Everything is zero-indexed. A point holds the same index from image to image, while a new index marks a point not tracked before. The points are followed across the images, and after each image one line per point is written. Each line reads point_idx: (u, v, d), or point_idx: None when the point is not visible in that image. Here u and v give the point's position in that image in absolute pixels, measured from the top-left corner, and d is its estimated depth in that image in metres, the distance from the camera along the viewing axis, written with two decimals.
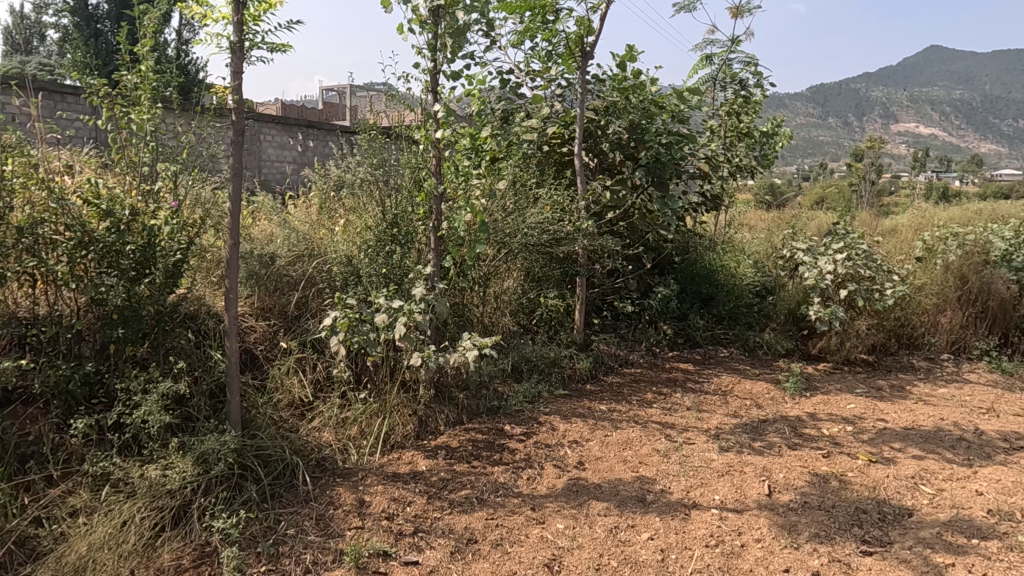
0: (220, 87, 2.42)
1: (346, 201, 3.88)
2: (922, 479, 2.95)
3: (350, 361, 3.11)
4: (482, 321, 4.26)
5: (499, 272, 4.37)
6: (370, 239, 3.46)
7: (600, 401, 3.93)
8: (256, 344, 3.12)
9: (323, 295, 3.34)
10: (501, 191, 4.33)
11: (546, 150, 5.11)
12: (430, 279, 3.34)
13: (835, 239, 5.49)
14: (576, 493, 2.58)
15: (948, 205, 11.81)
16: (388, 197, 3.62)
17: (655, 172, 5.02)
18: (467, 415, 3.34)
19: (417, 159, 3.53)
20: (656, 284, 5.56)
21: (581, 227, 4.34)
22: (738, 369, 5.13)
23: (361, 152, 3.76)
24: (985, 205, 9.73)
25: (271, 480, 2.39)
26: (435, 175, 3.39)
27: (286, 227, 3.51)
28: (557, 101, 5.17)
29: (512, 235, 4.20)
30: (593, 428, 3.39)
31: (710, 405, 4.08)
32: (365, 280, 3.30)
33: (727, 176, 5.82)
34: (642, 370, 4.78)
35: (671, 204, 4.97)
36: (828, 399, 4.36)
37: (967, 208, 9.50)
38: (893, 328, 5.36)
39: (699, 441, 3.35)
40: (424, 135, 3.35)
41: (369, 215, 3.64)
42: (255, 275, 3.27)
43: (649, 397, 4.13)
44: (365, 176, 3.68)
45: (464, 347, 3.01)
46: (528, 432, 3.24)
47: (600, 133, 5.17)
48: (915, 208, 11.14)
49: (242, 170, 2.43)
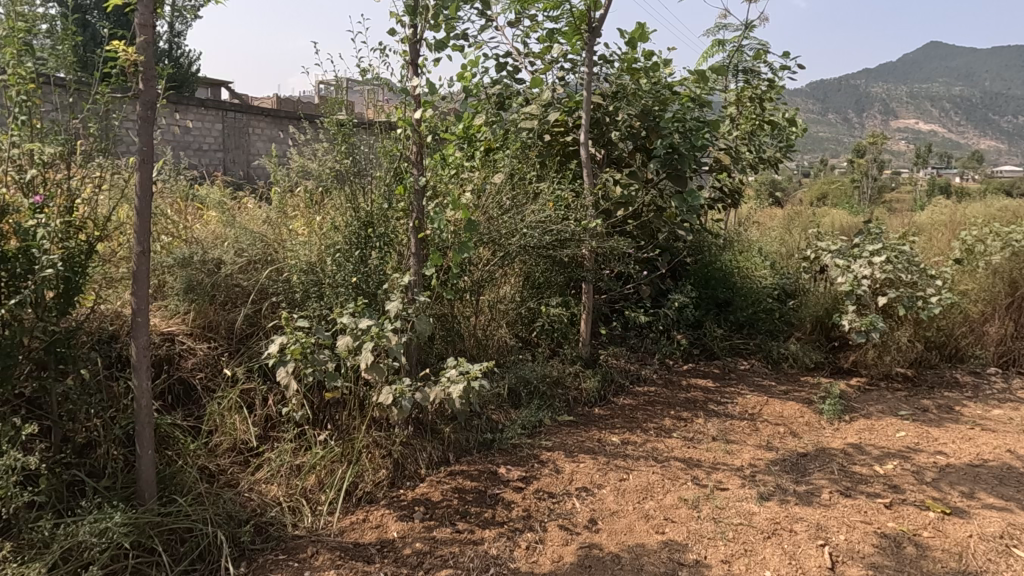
0: (119, 42, 1.83)
1: (307, 195, 3.26)
2: (1014, 540, 2.39)
3: (308, 394, 2.53)
4: (473, 335, 3.70)
5: (494, 278, 3.81)
6: (337, 242, 2.92)
7: (612, 430, 3.38)
8: (193, 373, 2.53)
9: (279, 311, 2.77)
10: (495, 185, 3.76)
11: (548, 139, 4.52)
12: (409, 290, 2.77)
13: (868, 240, 4.94)
14: (590, 571, 2.03)
15: (961, 201, 11.33)
16: (359, 191, 3.02)
17: (668, 163, 4.49)
18: (454, 453, 2.79)
19: (395, 146, 2.97)
20: (670, 289, 5.00)
21: (588, 227, 3.78)
22: (762, 386, 4.59)
23: (325, 136, 3.15)
24: (1006, 202, 9.17)
25: (185, 566, 1.86)
26: (415, 166, 2.86)
27: (238, 227, 2.95)
28: (559, 84, 4.59)
29: (507, 237, 3.64)
30: (606, 469, 2.84)
31: (739, 434, 3.52)
32: (329, 292, 2.75)
33: (748, 169, 5.24)
34: (656, 388, 4.23)
35: (691, 200, 4.44)
36: (872, 424, 3.79)
37: (988, 205, 8.93)
38: (936, 339, 4.80)
39: (732, 485, 2.80)
40: (404, 116, 2.79)
41: (337, 213, 3.06)
42: (195, 287, 2.70)
43: (668, 424, 3.57)
44: (331, 166, 3.08)
45: (448, 378, 2.45)
46: (527, 476, 2.68)
47: (608, 120, 4.57)
48: (939, 203, 10.43)
49: (153, 155, 1.85)
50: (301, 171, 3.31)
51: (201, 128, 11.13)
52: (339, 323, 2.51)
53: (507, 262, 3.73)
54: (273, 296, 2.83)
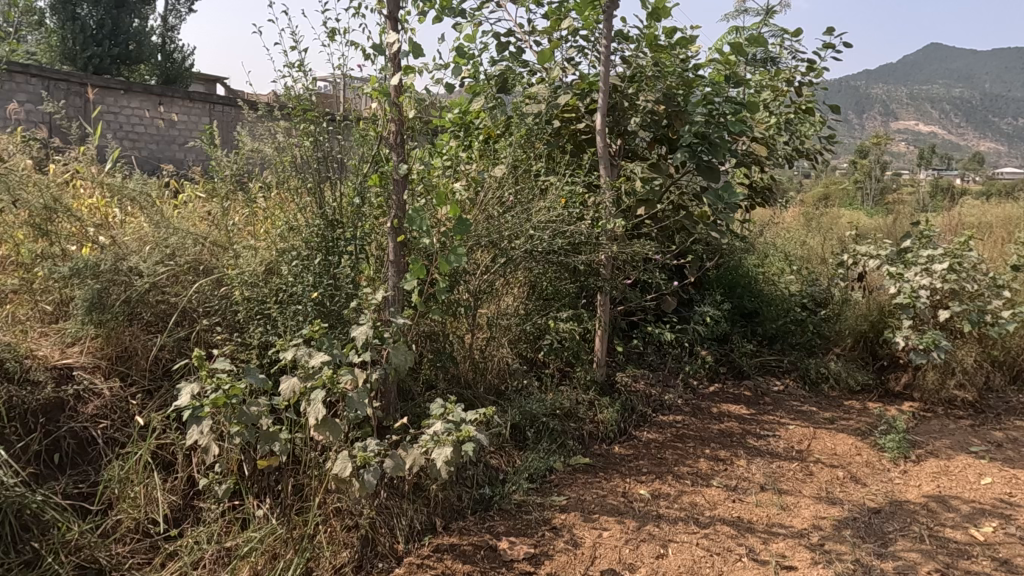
0: None
1: (252, 185, 2.59)
2: None
3: (241, 457, 1.91)
4: (470, 357, 3.13)
5: (494, 289, 3.19)
6: (295, 247, 2.31)
7: (639, 478, 2.77)
8: (94, 422, 1.95)
9: (213, 337, 2.17)
10: (497, 178, 3.13)
11: (557, 126, 3.87)
12: (385, 311, 2.16)
13: (920, 244, 4.35)
14: None
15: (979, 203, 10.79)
16: (324, 180, 2.40)
17: (695, 153, 3.82)
18: (442, 520, 2.19)
19: (372, 126, 2.35)
20: (696, 299, 4.38)
21: (608, 228, 3.17)
22: (802, 413, 3.98)
23: (275, 110, 2.49)
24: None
25: None
26: (394, 150, 2.25)
27: (171, 229, 2.34)
28: (570, 64, 3.96)
29: (511, 239, 3.02)
30: (638, 538, 2.24)
31: (791, 480, 2.90)
32: (287, 308, 2.18)
33: (781, 164, 4.63)
34: (684, 418, 3.61)
35: (727, 197, 3.80)
36: (946, 465, 3.19)
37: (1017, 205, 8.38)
38: (1002, 358, 4.19)
39: (801, 563, 2.17)
40: (381, 86, 2.23)
41: (297, 210, 2.43)
42: (103, 306, 2.09)
43: (704, 468, 2.96)
44: (288, 149, 2.44)
45: (433, 434, 1.83)
46: (538, 553, 2.09)
47: (628, 104, 3.94)
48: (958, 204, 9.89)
49: None
50: (250, 158, 2.66)
51: (186, 122, 10.42)
52: (287, 355, 1.88)
53: (511, 270, 3.10)
54: (208, 316, 2.21)
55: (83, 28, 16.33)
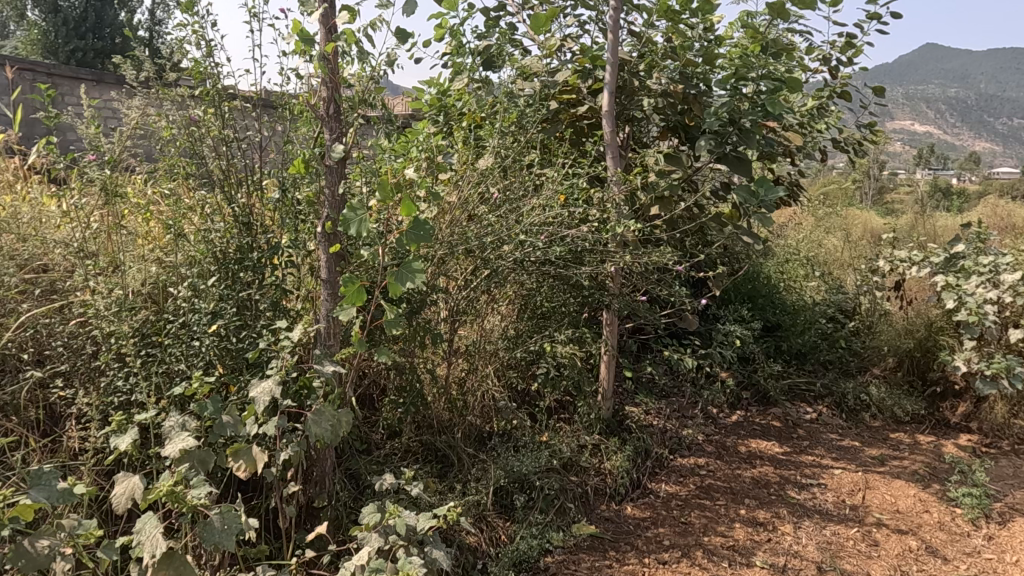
0: None
1: (133, 177, 1.99)
2: None
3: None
4: (444, 394, 2.46)
5: (474, 309, 2.56)
6: (201, 263, 1.75)
7: (662, 559, 2.15)
8: None
9: (54, 402, 1.63)
10: (479, 171, 2.49)
11: (555, 108, 3.17)
12: (307, 357, 1.53)
13: (978, 250, 3.73)
14: None
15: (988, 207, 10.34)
16: (236, 173, 1.80)
17: (719, 141, 3.14)
18: None
19: (302, 94, 1.72)
20: (718, 314, 3.74)
21: (620, 232, 2.53)
22: (845, 450, 3.36)
23: (149, 67, 1.76)
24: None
25: None
26: (329, 127, 1.65)
27: (36, 249, 1.82)
28: (569, 37, 3.31)
29: (496, 247, 2.40)
30: None
31: (852, 557, 2.28)
32: (175, 348, 1.59)
33: (812, 155, 3.99)
34: (707, 461, 2.99)
35: (763, 192, 2.98)
36: None
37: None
38: None
39: None
40: (306, 35, 1.61)
41: (197, 212, 1.82)
42: None
43: (741, 538, 2.33)
44: (173, 124, 1.77)
45: (374, 566, 1.41)
46: None
47: (639, 84, 3.28)
48: (957, 213, 9.62)
49: None
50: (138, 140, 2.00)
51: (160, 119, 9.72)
52: (132, 436, 1.30)
53: (495, 285, 2.46)
54: (54, 366, 1.65)
55: (65, 20, 15.61)
